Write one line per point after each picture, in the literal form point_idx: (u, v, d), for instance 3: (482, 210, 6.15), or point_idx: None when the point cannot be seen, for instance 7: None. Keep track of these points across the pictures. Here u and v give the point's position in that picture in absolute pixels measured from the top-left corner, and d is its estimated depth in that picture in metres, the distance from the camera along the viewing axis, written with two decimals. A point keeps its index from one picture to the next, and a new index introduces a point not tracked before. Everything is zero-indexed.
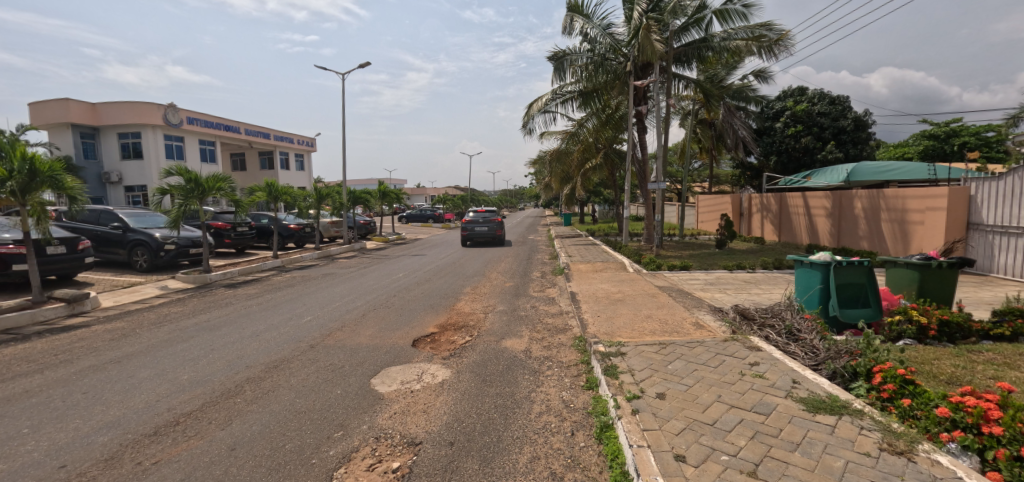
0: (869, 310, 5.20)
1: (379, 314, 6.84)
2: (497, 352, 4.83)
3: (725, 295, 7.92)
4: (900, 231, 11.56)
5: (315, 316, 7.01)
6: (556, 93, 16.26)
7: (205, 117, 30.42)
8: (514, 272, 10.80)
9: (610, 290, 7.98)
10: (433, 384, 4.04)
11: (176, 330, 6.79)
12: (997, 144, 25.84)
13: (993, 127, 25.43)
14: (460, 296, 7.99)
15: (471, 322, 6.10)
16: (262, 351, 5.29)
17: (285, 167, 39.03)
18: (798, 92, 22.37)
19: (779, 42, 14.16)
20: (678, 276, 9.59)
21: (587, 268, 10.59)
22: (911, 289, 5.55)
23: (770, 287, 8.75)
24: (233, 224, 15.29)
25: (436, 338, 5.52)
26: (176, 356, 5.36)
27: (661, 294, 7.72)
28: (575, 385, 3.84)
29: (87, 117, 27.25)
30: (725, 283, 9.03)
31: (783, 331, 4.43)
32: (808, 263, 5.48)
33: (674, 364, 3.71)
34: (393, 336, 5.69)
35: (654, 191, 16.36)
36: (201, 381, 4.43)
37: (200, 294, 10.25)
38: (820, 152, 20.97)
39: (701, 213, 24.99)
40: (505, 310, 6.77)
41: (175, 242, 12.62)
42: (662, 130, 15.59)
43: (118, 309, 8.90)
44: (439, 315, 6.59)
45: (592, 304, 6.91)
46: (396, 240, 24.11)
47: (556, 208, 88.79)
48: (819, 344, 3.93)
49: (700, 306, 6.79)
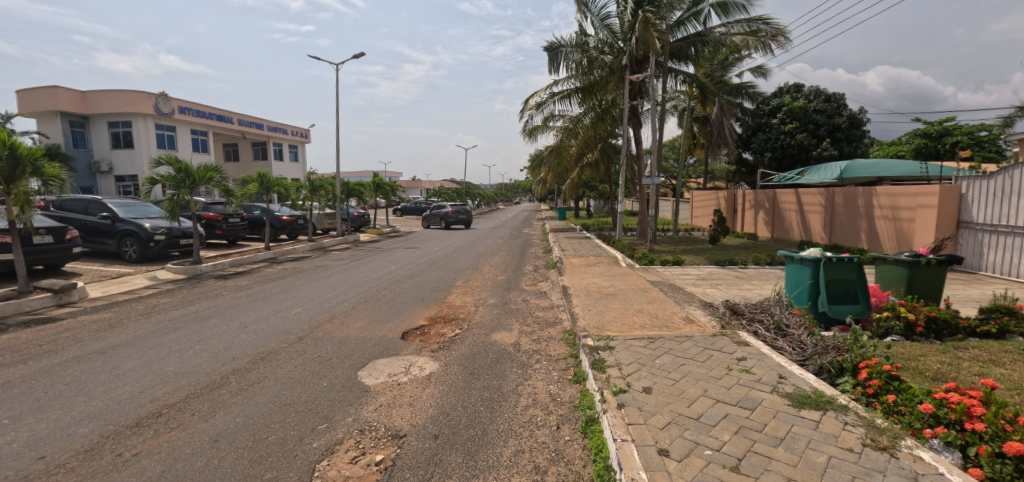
0: (857, 306, 5.22)
1: (369, 306, 6.80)
2: (486, 345, 4.82)
3: (717, 291, 7.91)
4: (893, 229, 11.62)
5: (305, 307, 6.97)
6: (552, 88, 16.11)
7: (197, 107, 30.07)
8: (507, 266, 10.76)
9: (602, 285, 7.96)
10: (420, 377, 4.02)
11: (165, 320, 6.74)
12: (990, 143, 26.14)
13: (985, 126, 25.73)
14: (452, 288, 7.96)
15: (461, 315, 6.09)
16: (250, 342, 5.26)
17: (278, 158, 38.70)
18: (794, 88, 22.40)
19: (776, 36, 14.00)
20: (671, 271, 9.62)
21: (581, 262, 10.56)
22: (900, 286, 5.57)
23: (762, 283, 8.75)
24: (225, 215, 15.14)
25: (426, 331, 5.50)
26: (162, 347, 5.30)
27: (653, 289, 7.73)
28: (563, 378, 3.83)
29: (76, 105, 26.83)
30: (716, 278, 9.08)
31: (772, 326, 4.40)
32: (799, 259, 5.50)
33: (662, 358, 3.70)
34: (382, 329, 5.65)
35: (649, 187, 16.32)
36: (186, 372, 4.38)
37: (190, 285, 10.15)
38: (816, 149, 21.04)
39: (695, 208, 25.05)
40: (496, 303, 6.73)
41: (165, 232, 12.46)
42: (658, 126, 15.59)
43: (107, 299, 8.81)
44: (430, 307, 6.56)
45: (583, 298, 6.89)
46: (390, 232, 23.99)
47: (551, 202, 88.61)
48: (807, 339, 3.94)
49: (691, 301, 6.79)
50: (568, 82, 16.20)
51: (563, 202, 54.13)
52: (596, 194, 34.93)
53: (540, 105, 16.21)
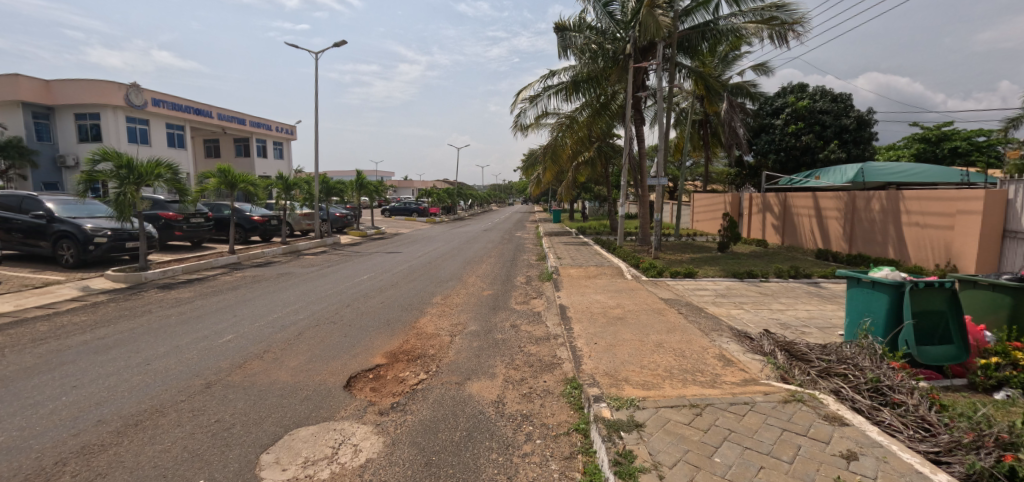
0: (951, 347, 3.97)
1: (318, 334, 5.41)
2: (457, 404, 3.45)
3: (745, 313, 6.57)
4: (925, 238, 10.38)
5: (241, 333, 5.60)
6: (548, 80, 14.74)
7: (172, 99, 28.44)
8: (495, 277, 9.38)
9: (608, 304, 6.60)
10: (348, 469, 2.64)
11: (56, 349, 5.32)
12: (990, 149, 25.34)
13: (985, 132, 24.94)
14: (426, 308, 6.58)
15: (431, 351, 4.68)
16: (137, 393, 3.89)
17: (261, 155, 37.08)
18: (798, 89, 21.41)
19: (794, 23, 12.40)
20: (684, 286, 8.31)
21: (579, 273, 9.20)
22: (998, 318, 4.29)
23: (793, 302, 7.43)
24: (185, 215, 13.68)
25: (380, 376, 4.16)
26: (16, 398, 3.89)
27: (669, 310, 6.40)
28: (568, 479, 2.47)
29: (40, 95, 25.12)
30: (738, 295, 7.77)
31: (865, 387, 3.07)
32: (870, 284, 4.29)
33: (723, 453, 2.35)
34: (324, 370, 4.27)
35: (653, 189, 15.02)
36: (12, 450, 3.01)
37: (125, 297, 8.66)
38: (822, 152, 20.03)
39: (697, 212, 23.94)
40: (477, 332, 5.34)
41: (108, 234, 10.93)
42: (663, 122, 14.28)
43: (12, 316, 7.30)
44: (393, 337, 5.18)
45: (586, 325, 5.53)
46: (374, 234, 22.59)
47: (543, 202, 87.53)
48: (933, 417, 2.65)
49: (720, 329, 5.46)
50: (565, 74, 14.78)
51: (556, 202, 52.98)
52: (591, 196, 33.65)
53: (534, 98, 14.79)
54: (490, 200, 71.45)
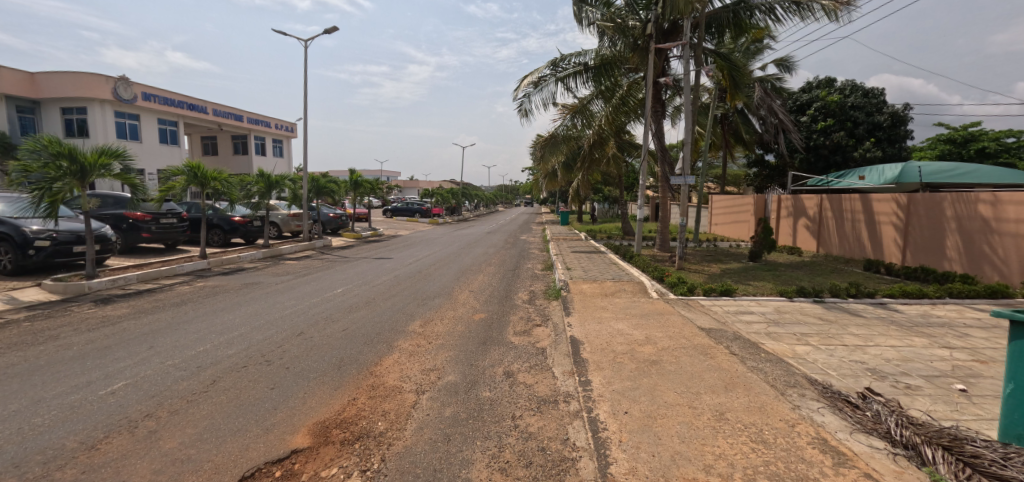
0: None
1: (238, 385, 3.92)
2: None
3: (817, 352, 4.97)
4: (1005, 247, 8.70)
5: (136, 380, 4.11)
6: (557, 63, 13.20)
7: (164, 94, 27.25)
8: (491, 293, 7.86)
9: (635, 339, 5.01)
10: None
11: None
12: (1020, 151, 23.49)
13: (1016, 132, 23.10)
14: (395, 343, 5.03)
15: (380, 426, 3.13)
16: None
17: (259, 152, 35.80)
18: (825, 83, 19.73)
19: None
20: (723, 308, 6.74)
21: (594, 290, 7.65)
22: None
23: (869, 333, 5.80)
24: (156, 215, 12.27)
25: (292, 473, 2.63)
26: None
27: (717, 348, 4.82)
28: None
29: (24, 88, 23.97)
30: (796, 322, 6.16)
31: None
32: None
33: None
34: (208, 461, 2.76)
35: (676, 187, 13.32)
36: None
37: (46, 314, 7.18)
38: (854, 150, 18.24)
39: (716, 215, 22.27)
40: (455, 387, 3.78)
41: (52, 237, 9.55)
42: (687, 112, 12.58)
43: None
44: (336, 395, 3.64)
45: (608, 374, 4.00)
46: (370, 236, 21.16)
47: (550, 203, 85.77)
48: None
49: (800, 386, 3.85)
50: (576, 58, 13.25)
51: (562, 204, 51.27)
52: (601, 197, 32.03)
53: (539, 82, 13.25)
54: (496, 202, 69.80)
